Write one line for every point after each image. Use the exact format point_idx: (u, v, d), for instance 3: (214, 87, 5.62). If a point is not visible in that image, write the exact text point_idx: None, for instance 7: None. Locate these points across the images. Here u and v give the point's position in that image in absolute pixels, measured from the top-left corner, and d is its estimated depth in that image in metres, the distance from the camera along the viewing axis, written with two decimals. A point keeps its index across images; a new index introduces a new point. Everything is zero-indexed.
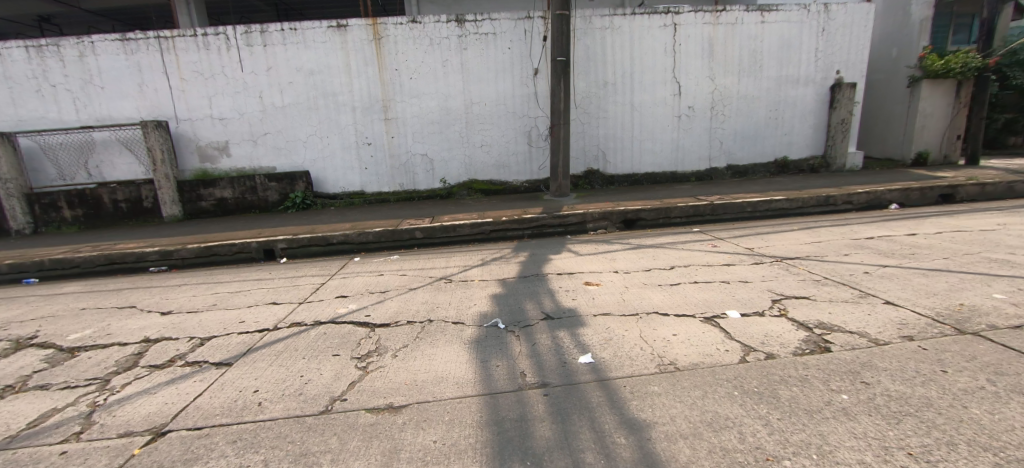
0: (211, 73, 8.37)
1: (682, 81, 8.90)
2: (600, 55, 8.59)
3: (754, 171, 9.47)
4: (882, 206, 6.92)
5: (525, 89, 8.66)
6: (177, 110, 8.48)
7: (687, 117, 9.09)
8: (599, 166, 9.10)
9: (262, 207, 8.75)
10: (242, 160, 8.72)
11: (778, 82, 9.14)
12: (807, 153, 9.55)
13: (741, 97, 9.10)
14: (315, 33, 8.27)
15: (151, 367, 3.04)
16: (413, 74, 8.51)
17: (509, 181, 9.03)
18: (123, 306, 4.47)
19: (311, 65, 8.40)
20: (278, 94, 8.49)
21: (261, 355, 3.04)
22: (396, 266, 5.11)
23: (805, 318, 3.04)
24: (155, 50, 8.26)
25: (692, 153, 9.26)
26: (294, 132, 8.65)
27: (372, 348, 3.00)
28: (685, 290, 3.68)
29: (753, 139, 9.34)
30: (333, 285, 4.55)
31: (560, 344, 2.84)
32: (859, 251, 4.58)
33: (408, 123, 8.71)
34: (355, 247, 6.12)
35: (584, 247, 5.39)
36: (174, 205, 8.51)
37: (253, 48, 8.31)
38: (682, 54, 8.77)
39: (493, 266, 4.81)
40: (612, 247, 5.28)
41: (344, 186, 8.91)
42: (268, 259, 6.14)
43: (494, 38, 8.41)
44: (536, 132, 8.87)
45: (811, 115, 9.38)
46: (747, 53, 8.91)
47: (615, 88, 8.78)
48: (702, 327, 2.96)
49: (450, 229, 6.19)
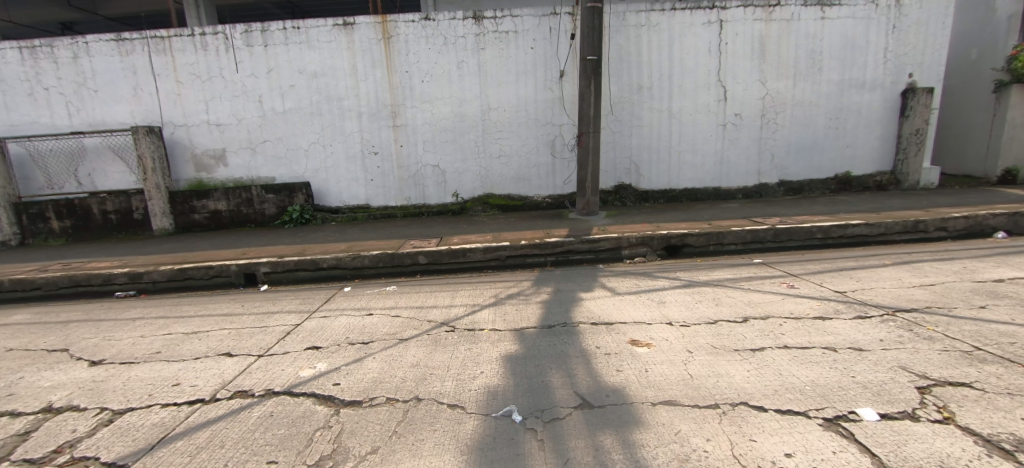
0: (209, 75, 7.72)
1: (729, 86, 7.83)
2: (634, 55, 7.60)
3: (810, 188, 8.29)
4: (984, 233, 5.67)
5: (549, 94, 7.72)
6: (172, 115, 7.84)
7: (734, 126, 7.98)
8: (631, 180, 8.06)
9: (258, 222, 8.00)
10: (239, 169, 8.00)
11: (839, 87, 7.98)
12: (872, 168, 8.32)
13: (796, 103, 7.97)
14: (320, 32, 7.55)
15: (22, 463, 2.15)
16: (425, 77, 7.68)
17: (529, 195, 8.08)
18: (55, 348, 3.64)
19: (314, 67, 7.67)
20: (279, 98, 7.77)
21: (170, 457, 2.11)
22: (390, 302, 4.18)
23: (989, 429, 1.96)
24: (151, 51, 7.66)
25: (738, 167, 8.14)
26: (295, 139, 7.90)
27: (328, 451, 2.04)
28: (778, 362, 2.63)
29: (809, 151, 8.16)
30: (308, 329, 3.65)
31: (608, 465, 1.83)
32: (997, 302, 3.43)
33: (419, 131, 7.87)
34: (348, 273, 5.24)
35: (622, 283, 4.36)
36: (165, 216, 7.83)
37: (253, 48, 7.63)
38: (728, 55, 7.72)
39: (508, 308, 3.82)
40: (658, 284, 4.25)
41: (348, 199, 8.10)
42: (249, 285, 5.30)
43: (516, 37, 7.52)
44: (561, 142, 7.90)
45: (878, 124, 8.16)
46: (804, 54, 7.81)
47: (651, 93, 7.76)
48: (831, 442, 1.90)
49: (459, 253, 5.24)
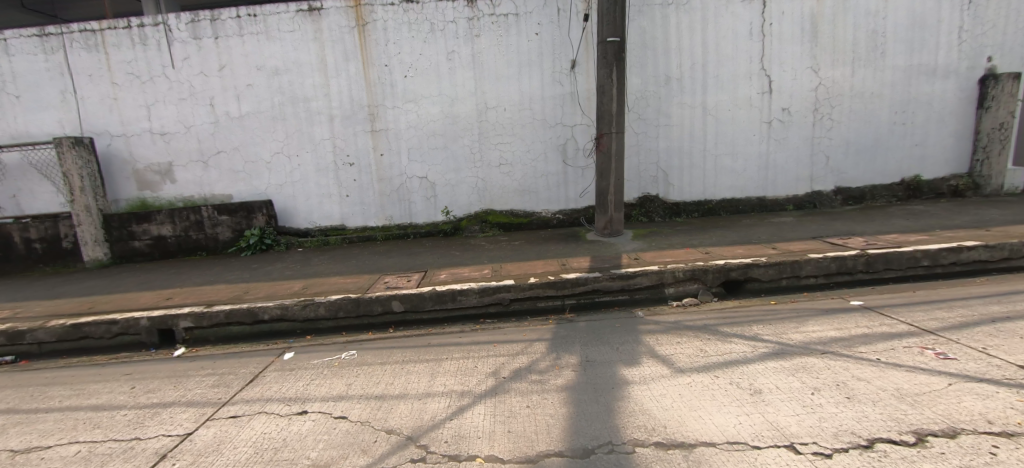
0: (151, 74, 6.45)
1: (774, 74, 6.51)
2: (660, 40, 6.29)
3: (872, 195, 6.93)
4: None
5: (559, 89, 6.40)
6: (109, 122, 6.56)
7: (780, 123, 6.65)
8: (659, 190, 6.72)
9: (211, 249, 6.68)
10: (189, 186, 6.70)
11: (906, 74, 6.64)
12: (944, 170, 6.95)
13: (855, 94, 6.64)
14: (281, 20, 6.28)
15: None
16: (408, 71, 6.39)
17: (537, 211, 6.74)
18: None
19: (275, 62, 6.39)
20: (234, 100, 6.49)
21: None
22: (341, 384, 2.84)
23: None
24: (82, 47, 6.40)
25: (786, 172, 6.79)
26: (254, 148, 6.60)
27: None
28: None
29: (870, 152, 6.82)
30: (199, 446, 2.29)
31: None
32: None
33: (402, 136, 6.56)
34: (298, 326, 3.91)
35: (681, 347, 3.01)
36: (99, 245, 6.48)
37: (201, 42, 6.36)
38: (773, 37, 6.39)
39: (516, 401, 2.48)
40: (736, 352, 2.88)
41: (319, 220, 6.79)
42: (166, 345, 3.95)
43: (516, 21, 6.22)
44: (574, 146, 6.57)
45: (951, 118, 6.81)
46: (863, 35, 6.48)
47: (680, 85, 6.45)
48: None
49: (446, 297, 3.91)
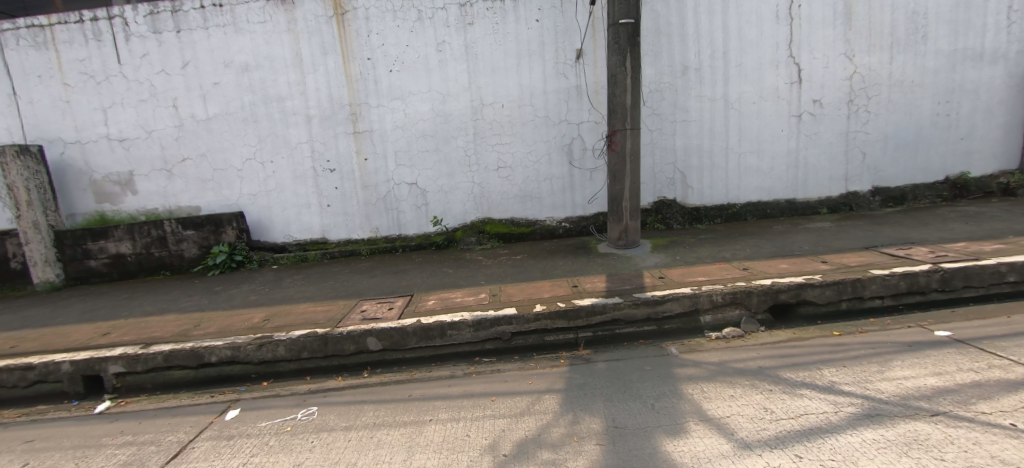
0: (106, 73, 5.77)
1: (804, 62, 5.81)
2: (675, 25, 5.59)
3: (914, 196, 6.21)
4: None
5: (563, 82, 5.70)
6: (61, 128, 5.87)
7: (811, 116, 5.95)
8: (676, 194, 6.01)
9: (176, 267, 5.98)
10: (153, 198, 6.01)
11: (951, 59, 5.92)
12: (993, 167, 6.22)
13: (894, 83, 5.93)
14: (250, 10, 5.60)
15: None
16: (394, 65, 5.70)
17: (540, 220, 6.04)
18: None
19: (245, 57, 5.71)
20: (200, 101, 5.81)
21: None
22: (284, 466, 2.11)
23: None
24: (28, 45, 5.71)
25: (819, 171, 6.08)
26: (223, 155, 5.91)
27: None
28: None
29: (910, 147, 6.11)
30: None
31: None
32: None
33: (389, 138, 5.87)
34: (253, 370, 3.20)
35: (738, 406, 2.27)
36: (49, 265, 5.76)
37: (162, 36, 5.68)
38: (803, 21, 5.69)
39: None
40: (814, 414, 2.15)
41: (298, 233, 6.10)
42: (93, 396, 3.24)
43: (513, 7, 5.53)
44: (580, 145, 5.86)
45: (1000, 109, 6.09)
46: (903, 17, 5.78)
47: (699, 75, 5.74)
48: None
49: (433, 332, 3.20)
